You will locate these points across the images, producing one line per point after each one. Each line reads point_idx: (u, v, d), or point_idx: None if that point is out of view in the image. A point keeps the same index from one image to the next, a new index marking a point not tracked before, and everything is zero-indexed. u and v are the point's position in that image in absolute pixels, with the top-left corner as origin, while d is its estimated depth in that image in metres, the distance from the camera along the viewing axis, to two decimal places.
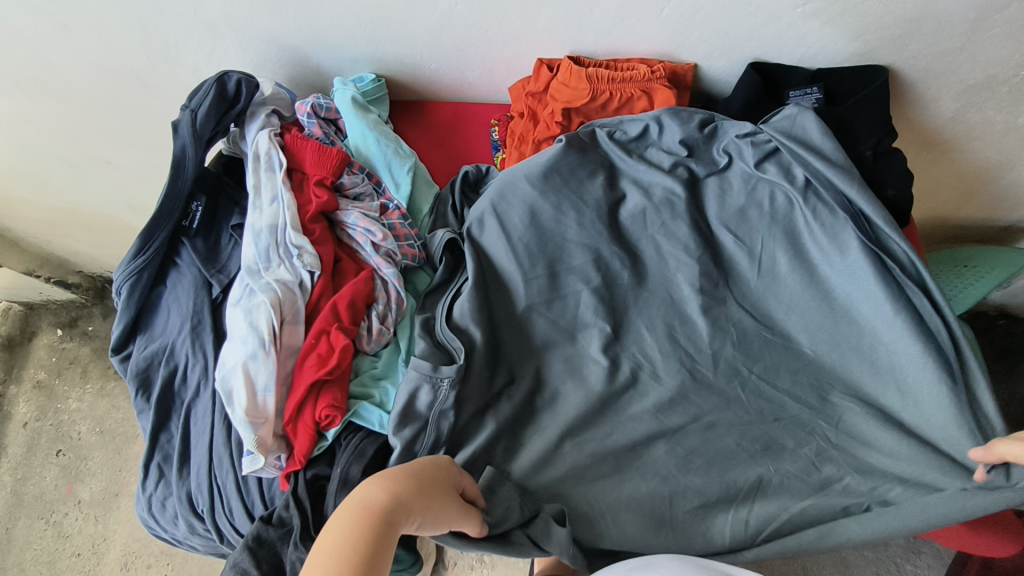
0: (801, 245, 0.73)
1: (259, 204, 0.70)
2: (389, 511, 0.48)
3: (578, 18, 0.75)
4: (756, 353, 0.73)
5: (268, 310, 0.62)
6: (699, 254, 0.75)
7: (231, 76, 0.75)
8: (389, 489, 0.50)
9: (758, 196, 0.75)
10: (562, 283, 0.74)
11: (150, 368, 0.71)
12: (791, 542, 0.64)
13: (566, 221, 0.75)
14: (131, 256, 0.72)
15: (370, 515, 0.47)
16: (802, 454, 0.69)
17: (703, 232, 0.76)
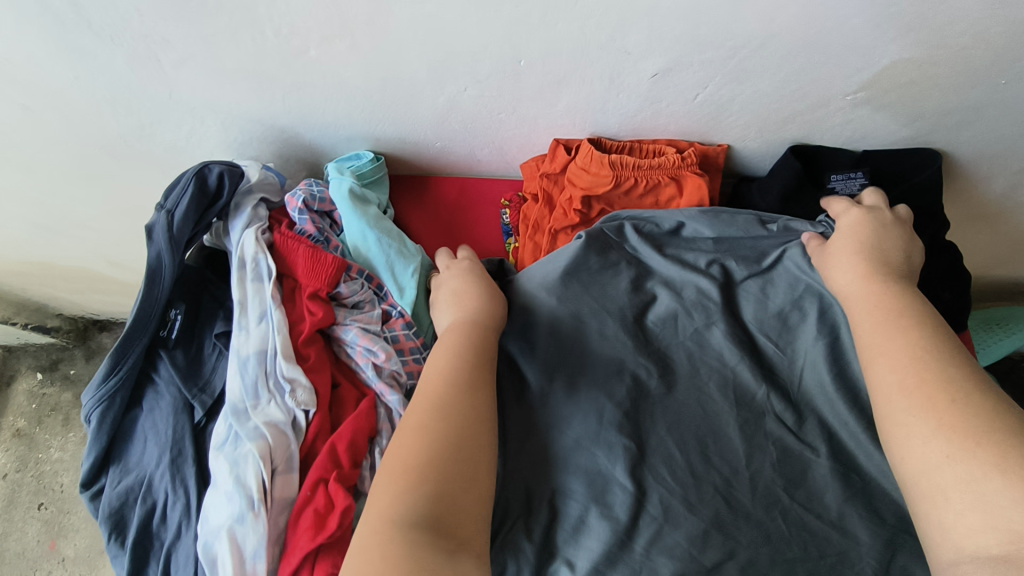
0: (846, 361, 0.63)
1: (246, 323, 0.62)
2: (484, 318, 0.60)
3: (600, 103, 0.67)
4: (798, 476, 0.60)
5: (257, 460, 0.55)
6: (734, 364, 0.65)
7: (212, 168, 0.66)
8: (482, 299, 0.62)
9: (800, 305, 0.67)
10: (581, 395, 0.65)
11: (125, 505, 0.64)
12: None
13: (589, 328, 0.68)
14: (100, 378, 0.64)
15: (473, 315, 0.60)
16: None
17: (739, 341, 0.66)
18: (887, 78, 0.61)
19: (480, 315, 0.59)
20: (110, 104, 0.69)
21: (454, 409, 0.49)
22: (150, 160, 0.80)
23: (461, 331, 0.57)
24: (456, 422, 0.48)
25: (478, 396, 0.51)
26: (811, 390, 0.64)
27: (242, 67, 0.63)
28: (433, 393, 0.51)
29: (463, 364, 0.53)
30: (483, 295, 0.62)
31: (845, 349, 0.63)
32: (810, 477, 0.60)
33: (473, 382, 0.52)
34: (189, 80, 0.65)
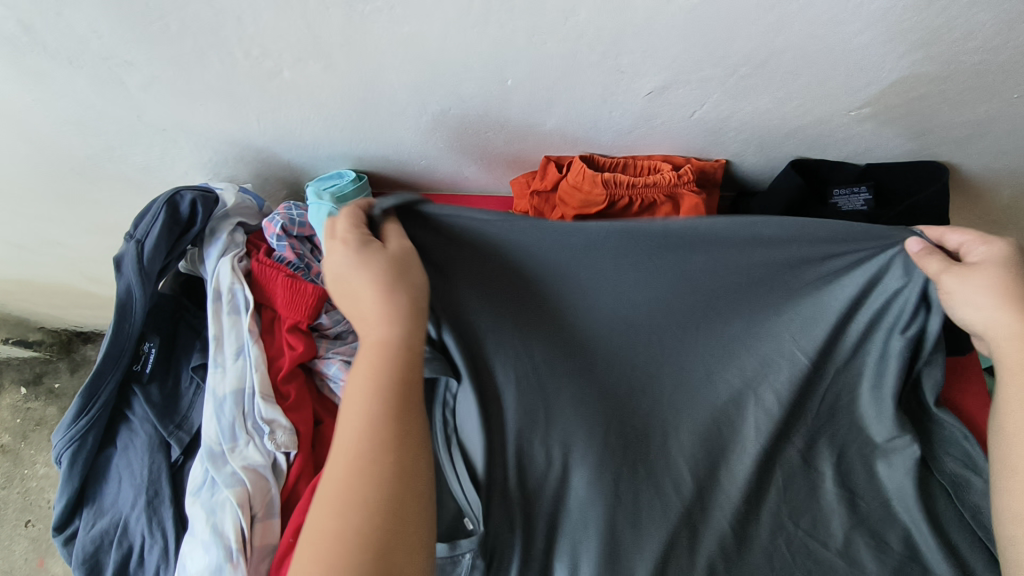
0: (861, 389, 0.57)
1: (222, 359, 0.59)
2: (412, 345, 0.40)
3: (593, 120, 0.64)
4: (799, 500, 0.58)
5: (234, 509, 0.52)
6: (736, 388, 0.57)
7: (184, 195, 0.63)
8: (397, 314, 0.40)
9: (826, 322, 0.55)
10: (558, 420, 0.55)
11: (99, 550, 0.60)
12: None
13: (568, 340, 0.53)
14: (71, 417, 0.61)
15: (390, 349, 0.39)
16: None
17: (762, 360, 0.57)
18: (893, 94, 0.58)
19: (398, 345, 0.39)
20: (76, 126, 0.65)
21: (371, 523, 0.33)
22: (122, 179, 0.77)
23: (369, 357, 0.39)
24: (377, 510, 0.34)
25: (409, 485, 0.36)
26: (829, 419, 0.58)
27: (214, 88, 0.59)
28: (346, 473, 0.35)
29: (390, 428, 0.37)
30: (401, 312, 0.40)
31: (864, 375, 0.57)
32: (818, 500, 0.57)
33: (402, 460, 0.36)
34: (158, 102, 0.61)
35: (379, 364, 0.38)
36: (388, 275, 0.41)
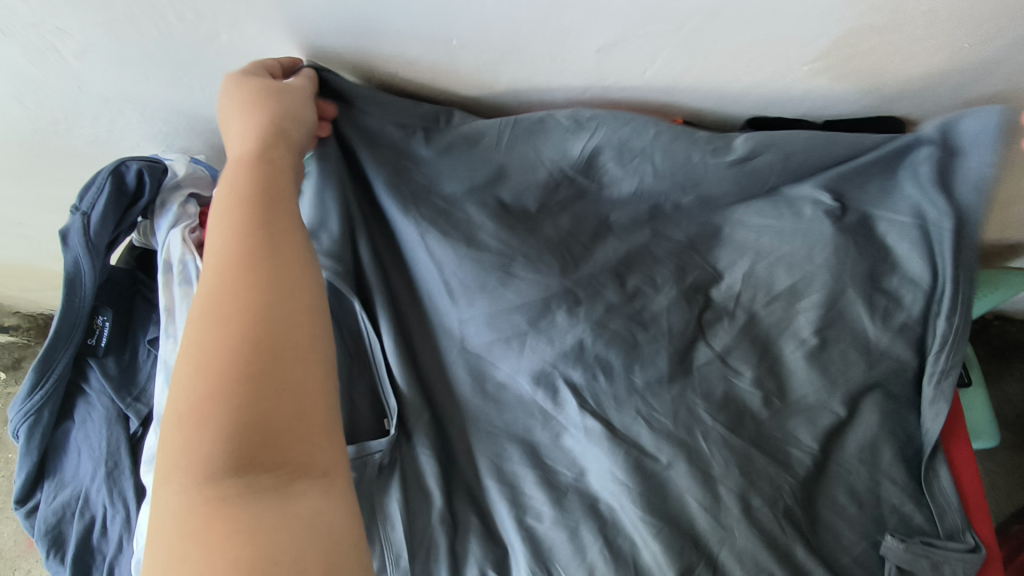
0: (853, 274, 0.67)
1: (174, 329, 0.59)
2: (283, 145, 0.53)
3: (545, 80, 0.64)
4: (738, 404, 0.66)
5: None
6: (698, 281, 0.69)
7: (130, 165, 0.62)
8: (263, 136, 0.52)
9: (794, 224, 0.67)
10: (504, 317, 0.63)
11: (62, 521, 0.61)
12: None
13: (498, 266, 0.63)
14: (25, 392, 0.60)
15: (261, 163, 0.51)
16: (795, 510, 0.63)
17: (767, 253, 0.68)
18: (842, 48, 0.58)
19: (261, 158, 0.51)
20: (17, 100, 0.64)
21: (261, 314, 0.43)
22: (73, 154, 0.76)
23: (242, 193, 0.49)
24: (257, 329, 0.42)
25: (291, 277, 0.46)
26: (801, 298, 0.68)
27: (155, 55, 0.58)
28: (229, 296, 0.43)
29: (258, 268, 0.45)
30: (268, 134, 0.52)
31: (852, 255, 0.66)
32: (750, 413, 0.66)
33: (283, 267, 0.46)
34: (97, 72, 0.60)
35: (257, 178, 0.50)
36: (265, 98, 0.52)
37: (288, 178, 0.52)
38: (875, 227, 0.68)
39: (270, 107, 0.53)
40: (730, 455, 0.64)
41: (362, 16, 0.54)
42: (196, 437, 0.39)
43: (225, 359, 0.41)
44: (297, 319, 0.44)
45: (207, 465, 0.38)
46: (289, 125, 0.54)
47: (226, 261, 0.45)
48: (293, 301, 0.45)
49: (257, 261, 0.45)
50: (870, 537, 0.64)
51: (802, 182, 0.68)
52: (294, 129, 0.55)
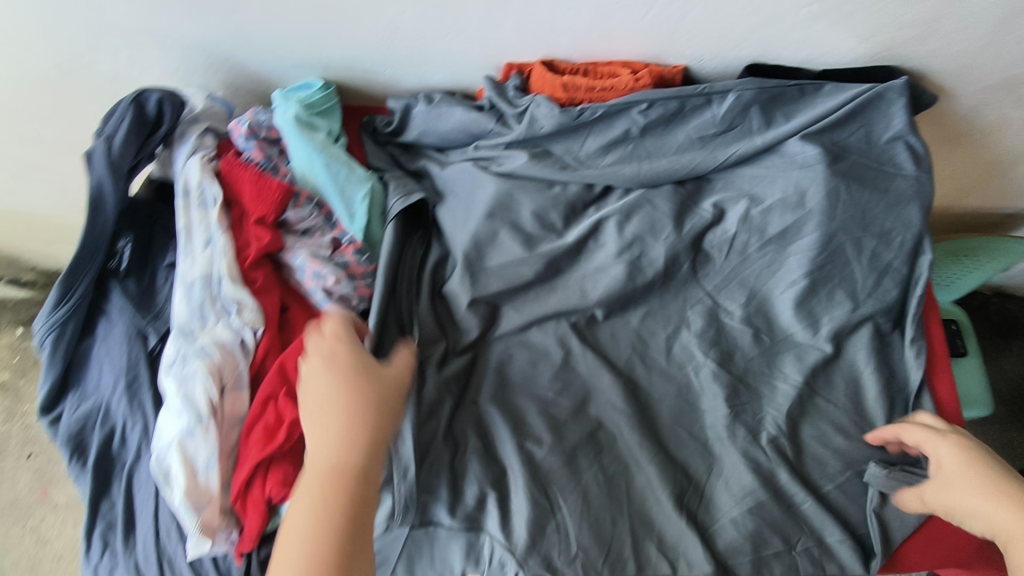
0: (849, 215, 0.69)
1: (191, 248, 0.61)
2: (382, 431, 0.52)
3: (550, 20, 0.66)
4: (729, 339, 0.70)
5: (205, 378, 0.56)
6: (697, 220, 0.71)
7: (151, 95, 0.65)
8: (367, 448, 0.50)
9: (788, 164, 0.69)
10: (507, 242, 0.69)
11: (84, 429, 0.65)
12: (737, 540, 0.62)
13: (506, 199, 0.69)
14: (50, 306, 0.64)
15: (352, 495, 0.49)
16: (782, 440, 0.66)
17: (762, 194, 0.71)
18: None
19: (352, 502, 0.48)
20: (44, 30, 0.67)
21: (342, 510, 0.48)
22: (93, 93, 0.79)
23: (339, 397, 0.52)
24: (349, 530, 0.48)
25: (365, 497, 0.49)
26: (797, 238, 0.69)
27: None
28: (329, 507, 0.47)
29: (357, 472, 0.49)
30: (369, 444, 0.50)
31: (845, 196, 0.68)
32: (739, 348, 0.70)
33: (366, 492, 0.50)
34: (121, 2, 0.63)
35: (358, 392, 0.52)
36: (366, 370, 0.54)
37: (387, 422, 0.52)
38: (869, 167, 0.69)
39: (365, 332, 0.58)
40: (720, 384, 0.68)
41: None
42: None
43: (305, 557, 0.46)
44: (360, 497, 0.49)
45: None
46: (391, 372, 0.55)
47: (327, 470, 0.49)
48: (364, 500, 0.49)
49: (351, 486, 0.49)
50: (855, 467, 0.66)
51: (796, 128, 0.69)
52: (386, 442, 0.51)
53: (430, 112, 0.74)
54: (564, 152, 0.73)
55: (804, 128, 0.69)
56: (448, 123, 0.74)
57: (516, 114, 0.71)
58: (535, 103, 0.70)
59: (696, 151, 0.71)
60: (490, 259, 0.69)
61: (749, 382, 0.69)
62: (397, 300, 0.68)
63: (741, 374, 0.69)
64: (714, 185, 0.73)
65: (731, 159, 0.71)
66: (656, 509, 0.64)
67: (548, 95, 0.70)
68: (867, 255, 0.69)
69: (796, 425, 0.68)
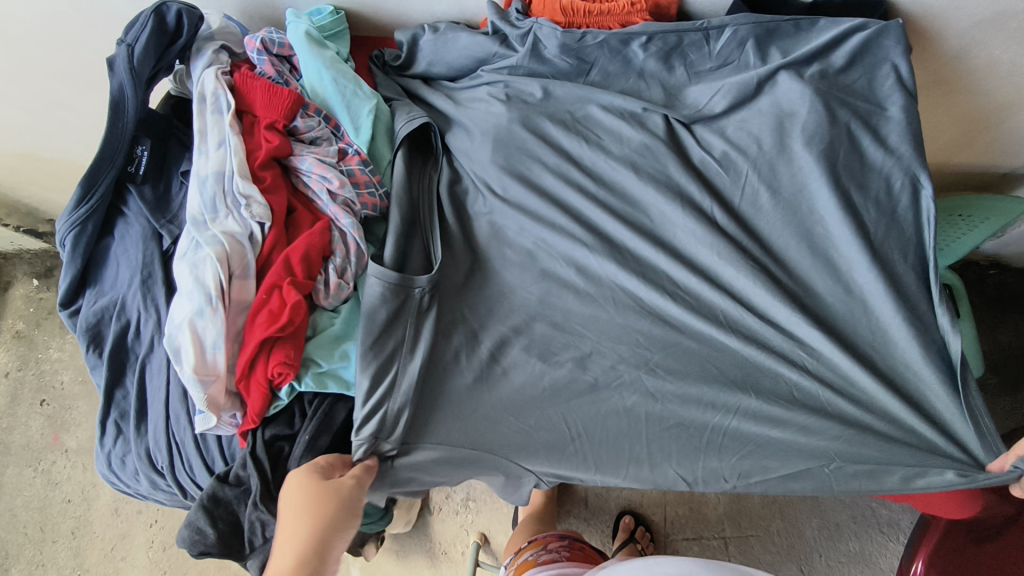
0: (847, 147, 0.68)
1: (206, 149, 0.65)
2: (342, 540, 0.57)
3: None
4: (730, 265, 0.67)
5: (214, 263, 0.58)
6: (692, 147, 0.72)
7: (170, 6, 0.69)
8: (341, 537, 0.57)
9: (783, 91, 0.70)
10: (504, 166, 0.72)
11: (100, 323, 0.68)
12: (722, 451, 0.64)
13: (511, 125, 0.72)
14: (72, 205, 0.67)
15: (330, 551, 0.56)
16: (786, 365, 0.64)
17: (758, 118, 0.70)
18: None
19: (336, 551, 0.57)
20: None
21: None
22: None
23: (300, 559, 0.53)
24: None
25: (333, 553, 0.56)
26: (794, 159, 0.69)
27: None
28: None
29: None
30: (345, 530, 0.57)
31: (834, 122, 0.68)
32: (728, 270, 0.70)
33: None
34: None
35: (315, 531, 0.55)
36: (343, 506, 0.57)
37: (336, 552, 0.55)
38: (864, 97, 0.70)
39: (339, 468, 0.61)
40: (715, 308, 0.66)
41: None
42: None
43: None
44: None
45: None
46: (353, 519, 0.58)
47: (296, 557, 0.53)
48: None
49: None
50: None
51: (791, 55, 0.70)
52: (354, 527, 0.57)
53: (437, 40, 0.76)
54: (563, 78, 0.74)
55: (800, 59, 0.70)
56: (455, 49, 0.76)
57: (519, 35, 0.73)
58: (538, 25, 0.72)
59: (685, 77, 0.73)
60: (491, 181, 0.72)
61: None
62: (417, 218, 0.70)
63: None
64: (716, 114, 0.71)
65: (729, 87, 0.71)
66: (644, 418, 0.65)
67: (549, 19, 0.73)
68: (871, 172, 0.68)
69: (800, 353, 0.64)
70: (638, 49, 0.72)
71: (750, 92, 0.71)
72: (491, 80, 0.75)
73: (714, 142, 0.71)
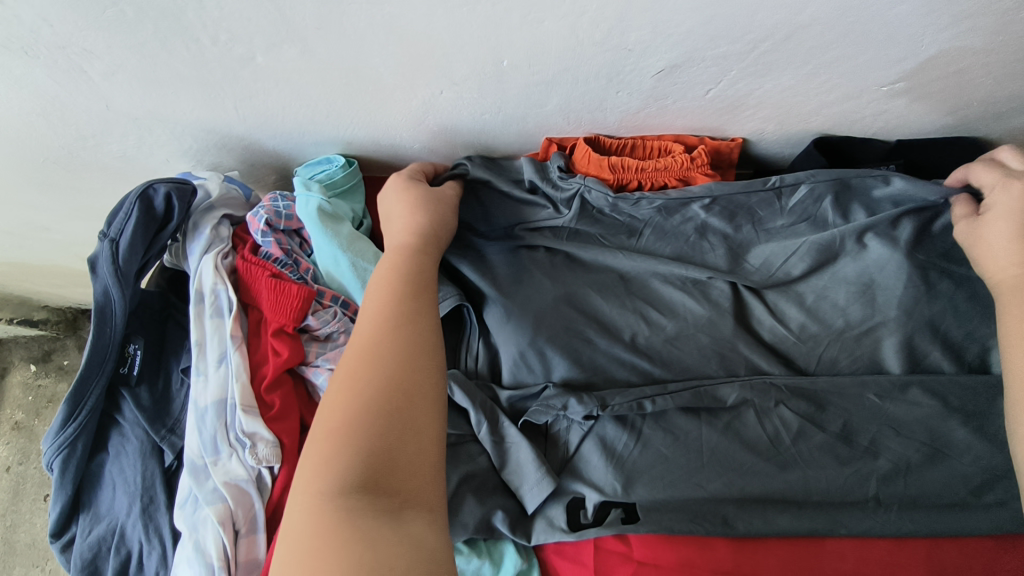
0: (938, 323, 0.62)
1: (204, 365, 0.56)
2: (417, 258, 0.56)
3: (597, 101, 0.59)
4: (806, 457, 0.62)
5: (216, 527, 0.50)
6: (763, 318, 0.65)
7: (157, 187, 0.59)
8: (414, 229, 0.59)
9: (858, 261, 0.63)
10: (552, 350, 0.64)
11: (97, 557, 0.59)
12: (760, 523, 0.61)
13: (557, 297, 0.65)
14: (58, 424, 0.59)
15: (404, 252, 0.56)
16: (898, 530, 0.61)
17: (840, 279, 0.64)
18: (929, 69, 0.53)
19: (417, 250, 0.57)
20: (45, 116, 0.62)
21: (366, 528, 0.37)
22: (102, 169, 0.74)
23: (395, 259, 0.55)
24: (383, 369, 0.45)
25: (417, 417, 0.44)
26: (875, 335, 0.63)
27: (184, 76, 0.56)
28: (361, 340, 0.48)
29: (398, 270, 0.54)
30: (416, 227, 0.59)
31: (921, 293, 0.62)
32: (808, 460, 0.62)
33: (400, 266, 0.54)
34: (126, 91, 0.58)
35: (397, 258, 0.55)
36: (420, 199, 0.61)
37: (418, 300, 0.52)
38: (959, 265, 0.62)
39: (422, 208, 0.60)
40: (792, 506, 0.62)
41: (407, 34, 0.50)
42: (331, 428, 0.42)
43: (332, 472, 0.40)
44: (421, 487, 0.41)
45: (337, 428, 0.42)
46: (431, 226, 0.59)
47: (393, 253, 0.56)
48: (414, 285, 0.53)
49: (390, 287, 0.52)
50: (944, 529, 0.61)
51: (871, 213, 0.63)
52: (441, 227, 0.60)
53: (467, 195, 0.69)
54: (612, 240, 0.66)
55: (875, 223, 0.63)
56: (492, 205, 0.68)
57: (564, 198, 0.65)
58: (586, 186, 0.64)
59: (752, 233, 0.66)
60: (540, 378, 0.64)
61: (840, 499, 0.62)
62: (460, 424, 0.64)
63: (808, 481, 0.62)
64: (790, 276, 0.65)
65: (801, 249, 0.64)
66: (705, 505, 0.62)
67: (595, 178, 0.64)
68: (963, 342, 0.63)
69: (881, 518, 0.61)
70: (699, 207, 0.65)
71: (829, 254, 0.63)
72: (533, 241, 0.67)
73: (788, 314, 0.64)
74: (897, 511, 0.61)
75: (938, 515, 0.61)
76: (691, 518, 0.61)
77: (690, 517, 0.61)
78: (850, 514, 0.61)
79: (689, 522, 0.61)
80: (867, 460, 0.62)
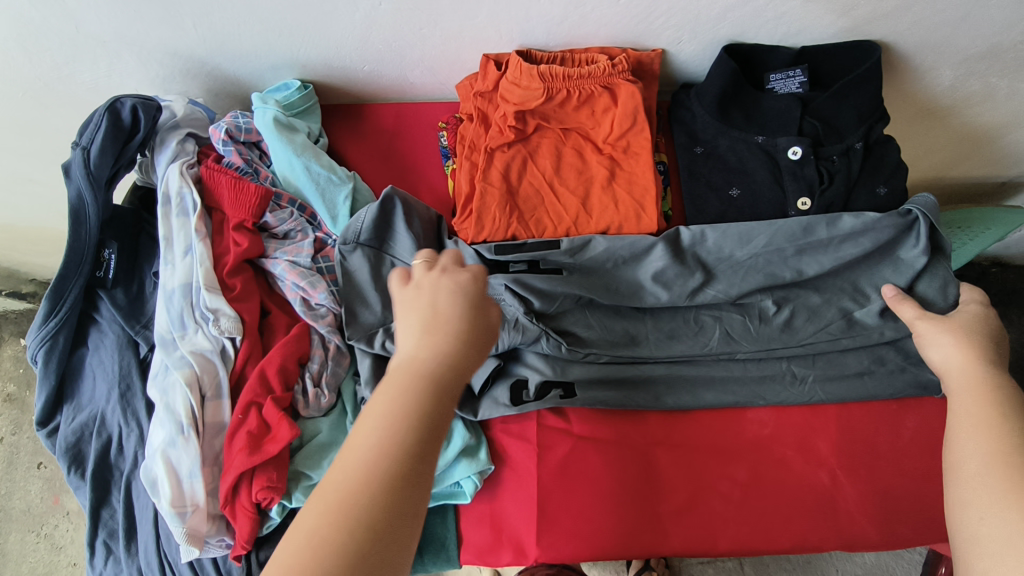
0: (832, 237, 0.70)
1: (171, 257, 0.62)
2: (447, 386, 0.40)
3: (522, 10, 0.65)
4: (730, 335, 0.68)
5: (184, 389, 0.57)
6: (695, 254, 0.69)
7: (124, 101, 0.64)
8: (448, 356, 0.41)
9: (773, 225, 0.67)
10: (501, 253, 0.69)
11: (81, 441, 0.65)
12: (685, 395, 0.68)
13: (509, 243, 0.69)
14: (40, 320, 0.65)
15: (427, 392, 0.39)
16: (810, 398, 0.68)
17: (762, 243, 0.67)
18: None
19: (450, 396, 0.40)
20: (19, 43, 0.67)
21: None
22: (77, 104, 0.79)
23: (414, 395, 0.39)
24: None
25: None
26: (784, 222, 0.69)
27: None
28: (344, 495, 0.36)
29: (416, 414, 0.38)
30: (448, 348, 0.41)
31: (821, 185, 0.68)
32: (731, 337, 0.68)
33: (420, 410, 0.39)
34: (94, 11, 0.63)
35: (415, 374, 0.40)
36: (467, 319, 0.42)
37: (431, 447, 0.38)
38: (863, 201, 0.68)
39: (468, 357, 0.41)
40: (716, 382, 0.69)
41: None
42: None
43: None
44: None
45: None
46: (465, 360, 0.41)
47: (413, 369, 0.40)
48: (432, 433, 0.39)
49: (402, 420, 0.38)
50: (850, 392, 0.68)
51: (782, 112, 0.69)
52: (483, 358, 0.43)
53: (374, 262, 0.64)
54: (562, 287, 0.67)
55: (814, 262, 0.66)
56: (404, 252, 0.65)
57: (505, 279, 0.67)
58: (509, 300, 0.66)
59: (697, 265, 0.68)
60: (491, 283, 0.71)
61: (758, 372, 0.69)
62: None
63: (730, 356, 0.68)
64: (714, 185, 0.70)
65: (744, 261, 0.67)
66: (636, 381, 0.69)
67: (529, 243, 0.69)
68: None
69: (795, 387, 0.68)
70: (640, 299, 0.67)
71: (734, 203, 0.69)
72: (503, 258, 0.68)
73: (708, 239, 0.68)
74: (810, 379, 0.68)
75: (845, 381, 0.68)
76: (621, 395, 0.68)
77: (620, 393, 0.68)
78: (765, 385, 0.68)
79: (620, 397, 0.68)
80: (784, 335, 0.67)
